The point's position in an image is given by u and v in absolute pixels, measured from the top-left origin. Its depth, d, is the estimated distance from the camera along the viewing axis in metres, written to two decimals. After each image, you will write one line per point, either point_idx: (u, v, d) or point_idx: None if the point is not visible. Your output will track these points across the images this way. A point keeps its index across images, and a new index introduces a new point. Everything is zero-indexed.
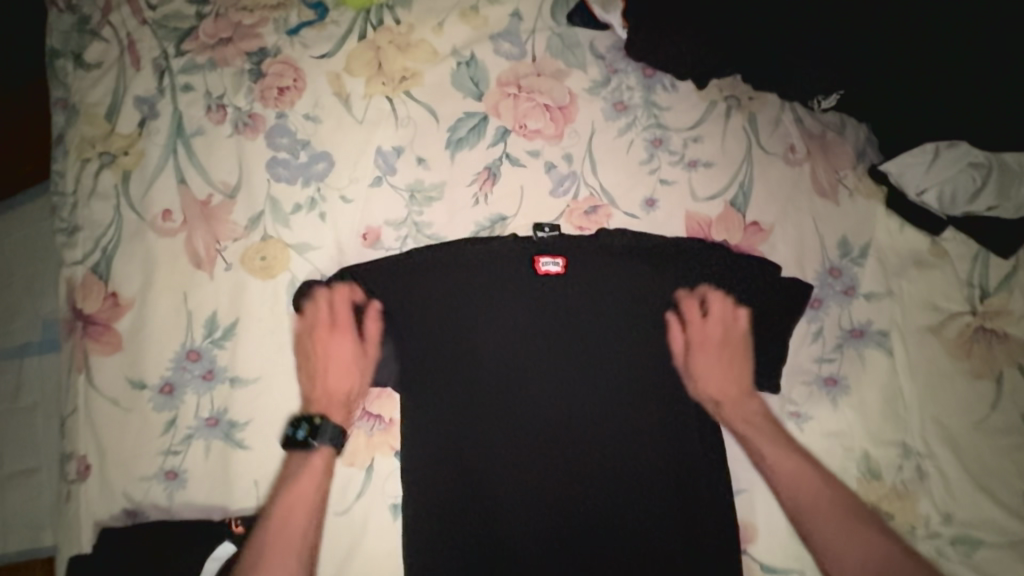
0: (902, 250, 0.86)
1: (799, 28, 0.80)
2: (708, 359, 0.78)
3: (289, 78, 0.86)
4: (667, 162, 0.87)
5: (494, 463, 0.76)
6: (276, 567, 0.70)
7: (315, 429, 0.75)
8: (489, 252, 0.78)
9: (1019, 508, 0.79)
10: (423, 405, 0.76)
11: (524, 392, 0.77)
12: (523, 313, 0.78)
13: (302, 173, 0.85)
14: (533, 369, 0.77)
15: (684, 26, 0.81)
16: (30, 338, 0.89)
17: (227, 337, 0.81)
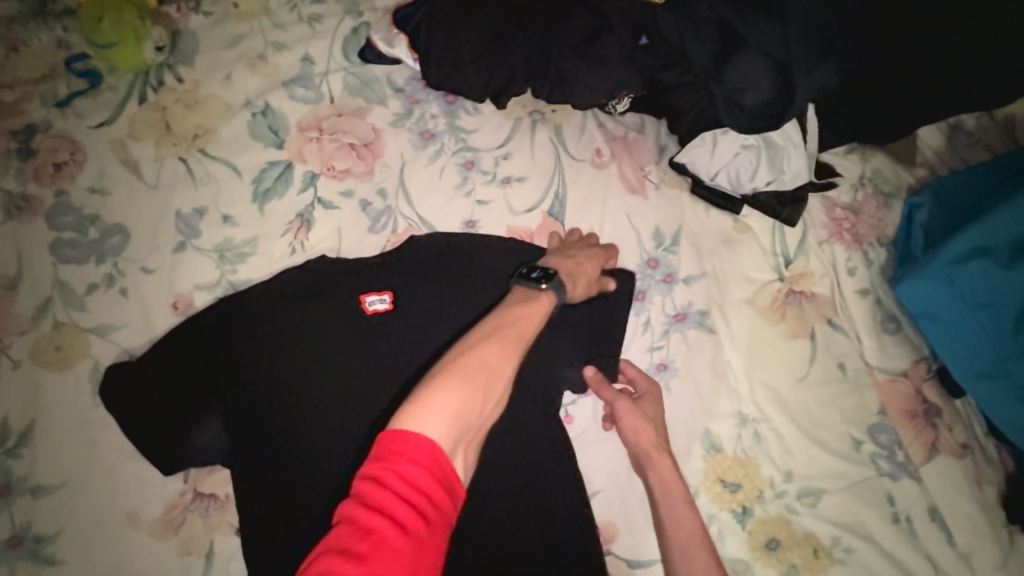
0: (711, 232, 0.92)
1: (564, 50, 0.85)
2: (636, 425, 0.78)
3: (65, 152, 0.81)
4: (481, 183, 0.89)
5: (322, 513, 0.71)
6: (494, 360, 0.57)
7: (548, 275, 0.71)
8: (316, 284, 0.80)
9: (847, 451, 0.85)
10: (246, 450, 0.74)
11: (353, 429, 0.73)
12: (354, 345, 0.76)
13: (94, 251, 0.80)
14: (364, 402, 0.74)
15: (461, 54, 0.84)
16: None
17: (22, 443, 0.73)
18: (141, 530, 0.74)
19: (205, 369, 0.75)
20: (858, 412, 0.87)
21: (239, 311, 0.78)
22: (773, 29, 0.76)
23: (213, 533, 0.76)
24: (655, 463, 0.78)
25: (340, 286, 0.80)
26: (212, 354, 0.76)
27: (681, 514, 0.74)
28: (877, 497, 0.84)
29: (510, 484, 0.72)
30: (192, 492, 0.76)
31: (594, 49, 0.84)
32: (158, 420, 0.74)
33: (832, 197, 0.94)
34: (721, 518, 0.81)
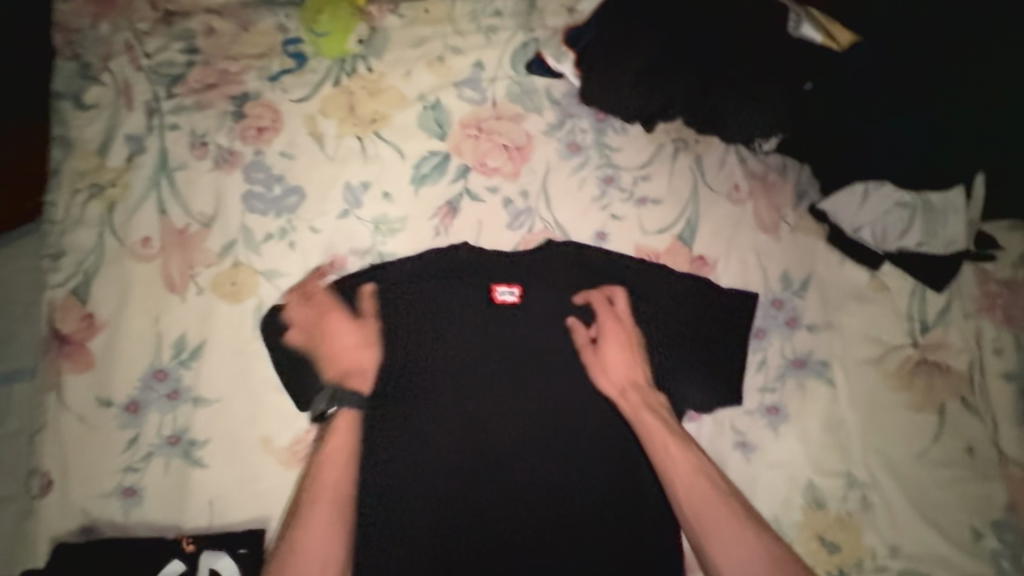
0: (843, 284, 0.90)
1: (723, 90, 0.89)
2: (613, 351, 0.83)
3: (267, 119, 0.93)
4: (617, 199, 0.93)
5: (433, 467, 0.77)
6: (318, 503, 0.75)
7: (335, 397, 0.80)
8: (453, 270, 0.87)
9: (965, 541, 0.80)
10: (383, 401, 0.80)
11: (470, 410, 0.79)
12: (484, 332, 0.83)
13: (275, 206, 0.91)
14: (482, 389, 0.80)
15: (624, 80, 0.90)
16: (22, 364, 0.86)
17: (194, 358, 0.85)
18: (271, 455, 0.83)
19: (353, 325, 0.84)
20: (984, 503, 0.81)
21: (386, 281, 0.86)
22: (922, 105, 0.85)
23: None
24: (646, 417, 0.79)
25: (478, 276, 0.86)
26: (371, 311, 0.84)
27: (722, 526, 0.73)
28: None
29: (604, 493, 0.76)
30: (317, 431, 0.84)
31: (754, 90, 0.88)
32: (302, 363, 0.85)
33: (986, 270, 0.89)
34: None
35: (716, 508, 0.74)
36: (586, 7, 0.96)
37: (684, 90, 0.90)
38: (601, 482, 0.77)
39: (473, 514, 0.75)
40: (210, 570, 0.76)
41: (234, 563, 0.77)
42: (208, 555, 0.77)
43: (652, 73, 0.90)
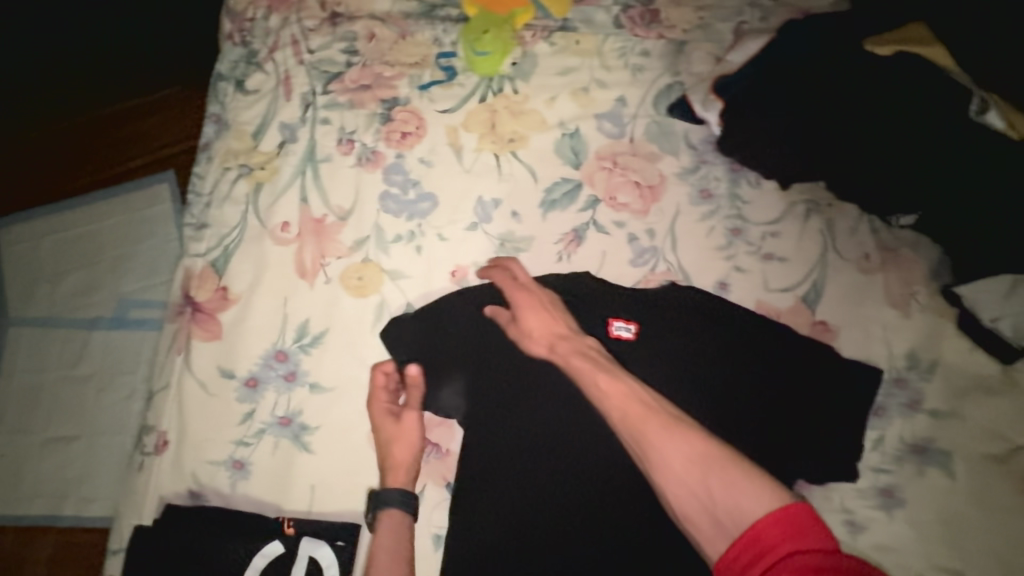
0: (972, 374, 0.87)
1: (866, 159, 0.88)
2: (534, 317, 0.81)
3: (412, 125, 0.97)
4: (744, 252, 0.93)
5: (526, 505, 0.76)
6: None
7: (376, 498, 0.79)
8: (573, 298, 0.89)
9: None
10: (484, 428, 0.81)
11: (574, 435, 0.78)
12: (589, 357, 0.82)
13: (407, 209, 0.94)
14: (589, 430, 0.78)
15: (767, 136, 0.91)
16: (103, 314, 1.33)
17: (314, 345, 0.88)
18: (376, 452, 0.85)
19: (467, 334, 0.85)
20: None
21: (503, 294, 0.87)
22: None
23: (426, 479, 0.84)
24: (575, 359, 0.77)
25: (601, 308, 0.88)
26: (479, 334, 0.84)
27: (676, 442, 0.64)
28: None
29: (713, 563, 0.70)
30: None
31: (900, 163, 0.86)
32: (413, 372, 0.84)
33: None
34: None
35: (682, 459, 0.62)
36: (738, 56, 0.95)
37: (820, 156, 0.90)
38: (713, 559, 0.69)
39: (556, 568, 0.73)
40: (308, 558, 0.78)
41: (332, 554, 0.78)
42: (308, 542, 0.78)
43: (797, 131, 0.90)
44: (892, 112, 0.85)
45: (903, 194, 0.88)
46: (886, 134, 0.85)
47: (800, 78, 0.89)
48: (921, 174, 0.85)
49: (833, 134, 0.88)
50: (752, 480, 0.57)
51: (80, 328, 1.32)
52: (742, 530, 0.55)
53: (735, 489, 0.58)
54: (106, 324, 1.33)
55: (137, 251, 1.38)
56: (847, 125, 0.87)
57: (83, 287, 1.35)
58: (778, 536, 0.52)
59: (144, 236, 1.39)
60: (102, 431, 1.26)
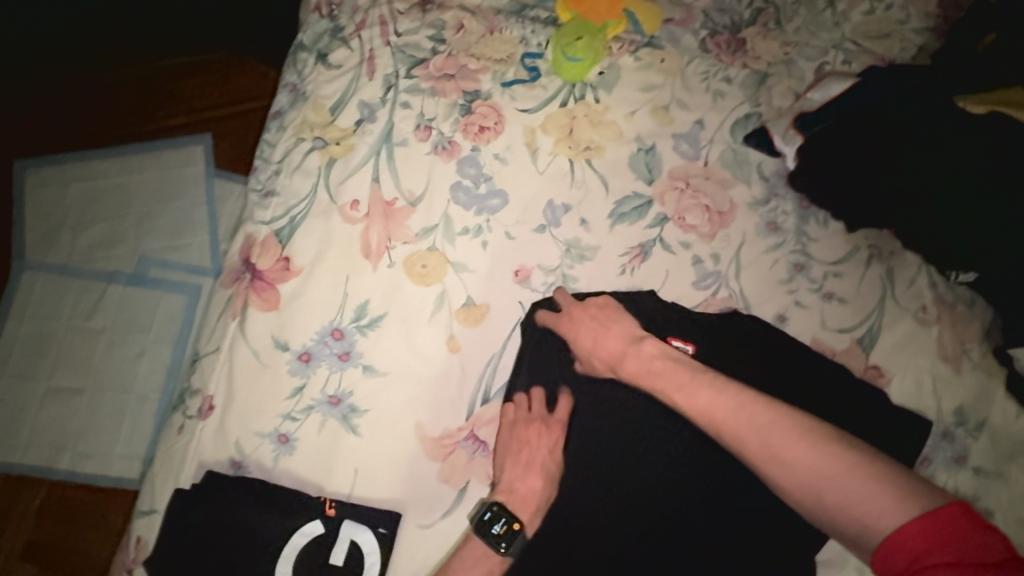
0: (1016, 437, 0.88)
1: (932, 215, 0.89)
2: (586, 331, 0.86)
3: (491, 120, 0.97)
4: (805, 288, 0.93)
5: (574, 510, 0.80)
6: None
7: (512, 534, 0.75)
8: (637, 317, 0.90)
9: None
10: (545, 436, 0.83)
11: (638, 458, 0.82)
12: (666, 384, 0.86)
13: (477, 203, 0.94)
14: (637, 444, 0.83)
15: (837, 180, 0.93)
16: (125, 267, 1.31)
17: (372, 327, 0.87)
18: (422, 442, 0.84)
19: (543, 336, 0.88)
20: None
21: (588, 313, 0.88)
22: None
23: (471, 476, 0.83)
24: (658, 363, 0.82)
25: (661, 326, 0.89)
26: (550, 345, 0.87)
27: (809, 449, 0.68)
28: None
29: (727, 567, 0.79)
30: (468, 432, 0.85)
31: (964, 223, 0.87)
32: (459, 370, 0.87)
33: None
34: None
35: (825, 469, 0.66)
36: (818, 96, 0.96)
37: (886, 203, 0.91)
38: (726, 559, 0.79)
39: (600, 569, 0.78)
40: (350, 541, 0.77)
41: (373, 541, 0.77)
42: (349, 525, 0.77)
43: (867, 177, 0.90)
44: (970, 167, 0.85)
45: (968, 247, 0.89)
46: (963, 190, 0.85)
47: (875, 128, 0.90)
48: (990, 231, 0.85)
49: (901, 186, 0.89)
50: (882, 486, 0.62)
51: (100, 279, 1.29)
52: (880, 540, 0.60)
53: (858, 496, 0.63)
54: (127, 277, 1.30)
55: (171, 209, 1.37)
56: (924, 176, 0.87)
57: (111, 237, 1.33)
58: (923, 546, 0.57)
59: (178, 195, 1.38)
60: (109, 386, 1.23)
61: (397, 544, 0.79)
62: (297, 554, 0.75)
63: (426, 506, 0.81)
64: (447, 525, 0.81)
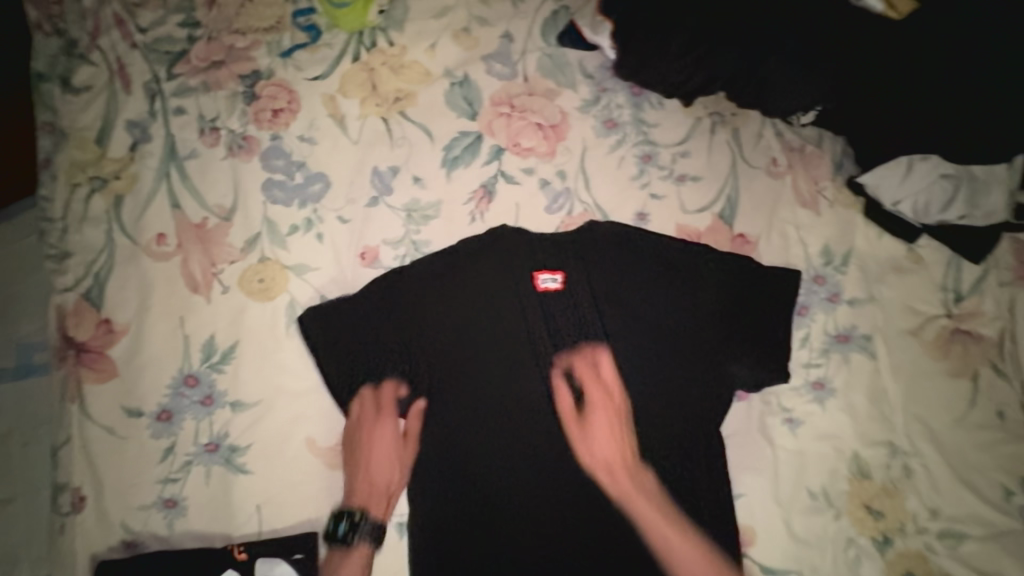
0: (881, 257, 0.90)
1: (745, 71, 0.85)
2: (385, 426, 0.80)
3: (283, 100, 0.86)
4: (656, 177, 0.90)
5: (483, 475, 0.77)
6: None
7: (354, 524, 0.75)
8: (471, 265, 0.85)
9: (995, 497, 0.84)
10: (433, 415, 0.80)
11: (531, 400, 0.81)
12: (503, 324, 0.83)
13: (298, 195, 0.85)
14: (527, 384, 0.81)
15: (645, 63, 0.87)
16: None
17: (226, 361, 0.81)
18: (318, 456, 0.81)
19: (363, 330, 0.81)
20: (1015, 462, 0.85)
21: (393, 288, 0.83)
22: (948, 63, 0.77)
23: None
24: (597, 426, 0.79)
25: (493, 260, 0.85)
26: (410, 319, 0.82)
27: (662, 513, 0.77)
28: None
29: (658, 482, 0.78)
30: None
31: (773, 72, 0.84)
32: (346, 376, 0.80)
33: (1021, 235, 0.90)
34: (860, 542, 0.81)
35: (685, 550, 0.76)
36: None
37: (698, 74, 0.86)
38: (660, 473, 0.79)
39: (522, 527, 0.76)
40: None
41: (292, 569, 0.76)
42: (262, 564, 0.75)
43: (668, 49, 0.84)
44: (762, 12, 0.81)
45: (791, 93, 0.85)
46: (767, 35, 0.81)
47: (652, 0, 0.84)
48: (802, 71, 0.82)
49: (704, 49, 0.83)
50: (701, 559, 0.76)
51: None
52: None
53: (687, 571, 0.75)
54: None
55: None
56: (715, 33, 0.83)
57: None
58: None
59: None
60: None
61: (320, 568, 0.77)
62: None
63: None
64: None
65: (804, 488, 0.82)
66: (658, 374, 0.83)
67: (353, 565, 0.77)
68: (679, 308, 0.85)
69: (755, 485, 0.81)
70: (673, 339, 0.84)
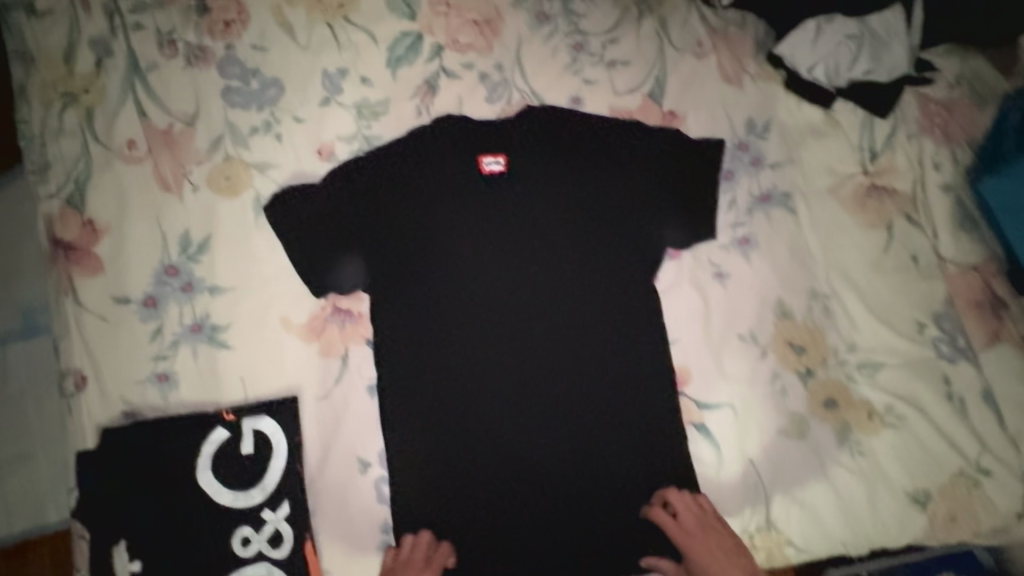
0: (800, 124, 0.97)
1: None
2: None
3: (233, 12, 0.93)
4: (588, 64, 0.97)
5: (445, 339, 0.88)
6: None
7: None
8: (418, 156, 0.91)
9: (908, 331, 0.93)
10: (395, 290, 0.89)
11: (484, 273, 0.91)
12: (454, 209, 0.92)
13: (255, 99, 0.92)
14: (479, 259, 0.91)
15: None
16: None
17: (201, 252, 0.89)
18: (292, 332, 0.89)
19: (322, 220, 0.88)
20: (926, 299, 0.93)
21: (347, 182, 0.90)
22: None
23: (348, 342, 0.89)
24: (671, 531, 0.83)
25: (438, 151, 0.92)
26: (366, 206, 0.89)
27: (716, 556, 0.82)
28: (932, 375, 0.92)
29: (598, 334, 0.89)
30: (332, 307, 0.90)
31: None
32: (312, 259, 0.88)
33: (926, 92, 0.98)
34: (786, 376, 0.90)
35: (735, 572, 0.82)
36: None
37: None
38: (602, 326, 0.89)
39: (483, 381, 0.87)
40: (254, 431, 0.84)
41: (273, 422, 0.85)
42: (248, 419, 0.84)
43: None
44: None
45: None
46: None
47: None
48: None
49: None
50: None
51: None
52: None
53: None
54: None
55: None
56: None
57: None
58: None
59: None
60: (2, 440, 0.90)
61: (303, 423, 0.86)
62: (212, 459, 0.82)
63: (316, 381, 0.88)
64: (342, 389, 0.88)
65: (734, 331, 0.91)
66: (593, 244, 0.91)
67: (332, 421, 0.87)
68: (614, 180, 0.92)
69: (687, 329, 0.91)
70: (609, 208, 0.92)
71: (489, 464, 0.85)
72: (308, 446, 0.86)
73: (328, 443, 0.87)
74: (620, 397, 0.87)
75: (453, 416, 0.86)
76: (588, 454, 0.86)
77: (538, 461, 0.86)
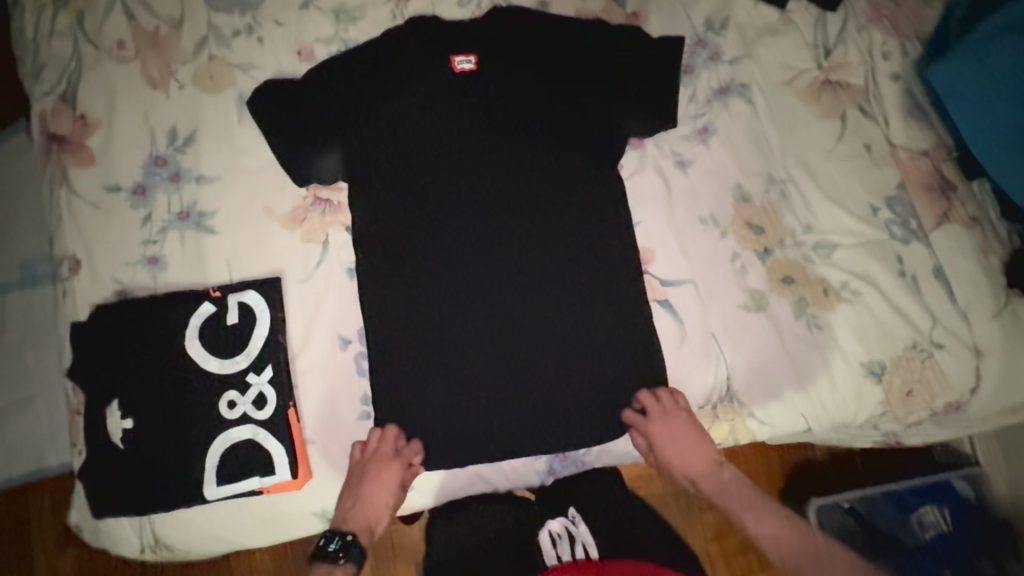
0: (757, 24, 1.02)
1: None
2: (384, 475, 0.86)
3: None
4: None
5: (417, 224, 0.91)
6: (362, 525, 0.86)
7: (345, 545, 0.83)
8: (390, 53, 0.94)
9: (864, 213, 0.97)
10: (369, 180, 0.92)
11: (454, 163, 0.93)
12: (425, 104, 0.93)
13: (238, 4, 0.97)
14: (449, 150, 0.93)
15: None
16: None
17: (188, 145, 0.94)
18: (275, 221, 0.94)
19: (301, 114, 0.92)
20: (880, 184, 0.98)
21: (323, 78, 0.93)
22: None
23: (328, 228, 0.94)
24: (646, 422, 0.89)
25: (409, 49, 0.94)
26: (341, 99, 0.92)
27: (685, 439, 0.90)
28: (887, 254, 0.96)
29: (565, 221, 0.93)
30: (313, 198, 0.95)
31: None
32: (291, 149, 0.92)
33: None
34: (745, 255, 0.95)
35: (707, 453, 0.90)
36: None
37: None
38: (572, 210, 0.93)
39: (455, 264, 0.91)
40: (239, 304, 0.89)
41: (257, 295, 0.89)
42: (233, 294, 0.89)
43: None
44: None
45: None
46: None
47: None
48: None
49: None
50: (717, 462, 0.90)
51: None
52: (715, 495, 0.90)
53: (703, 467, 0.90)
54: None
55: None
56: None
57: None
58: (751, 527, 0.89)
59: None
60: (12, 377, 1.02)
61: (287, 303, 0.91)
62: (199, 331, 0.87)
63: (297, 264, 0.93)
64: (323, 271, 0.93)
65: (694, 215, 0.96)
66: (561, 134, 0.95)
67: (314, 302, 0.92)
68: (580, 74, 0.96)
69: (651, 212, 0.96)
70: (576, 100, 0.95)
71: (461, 343, 0.89)
72: (291, 323, 0.91)
73: (311, 322, 0.91)
74: (587, 276, 0.91)
75: (427, 295, 0.90)
76: (556, 331, 0.90)
77: (509, 339, 0.89)
